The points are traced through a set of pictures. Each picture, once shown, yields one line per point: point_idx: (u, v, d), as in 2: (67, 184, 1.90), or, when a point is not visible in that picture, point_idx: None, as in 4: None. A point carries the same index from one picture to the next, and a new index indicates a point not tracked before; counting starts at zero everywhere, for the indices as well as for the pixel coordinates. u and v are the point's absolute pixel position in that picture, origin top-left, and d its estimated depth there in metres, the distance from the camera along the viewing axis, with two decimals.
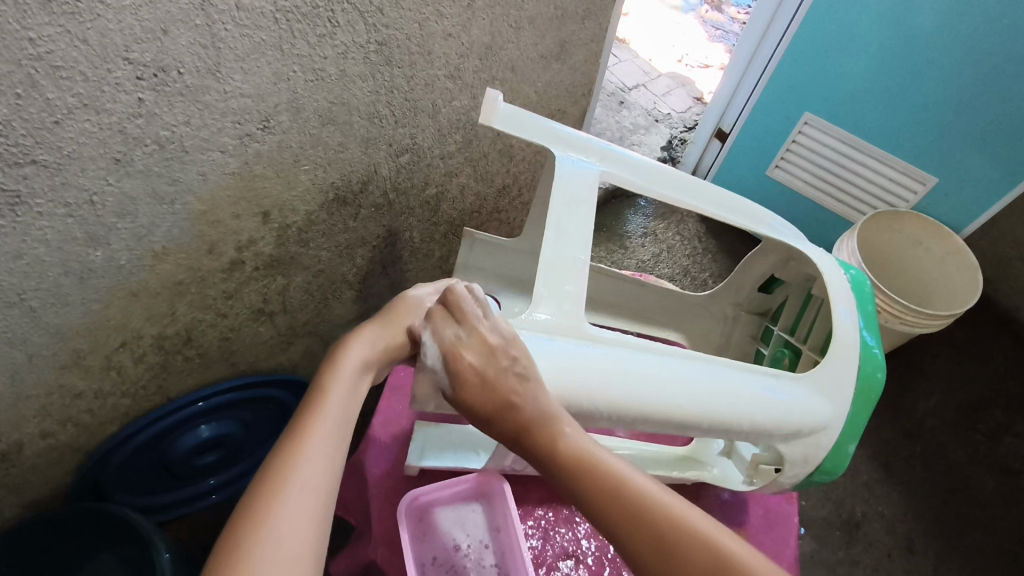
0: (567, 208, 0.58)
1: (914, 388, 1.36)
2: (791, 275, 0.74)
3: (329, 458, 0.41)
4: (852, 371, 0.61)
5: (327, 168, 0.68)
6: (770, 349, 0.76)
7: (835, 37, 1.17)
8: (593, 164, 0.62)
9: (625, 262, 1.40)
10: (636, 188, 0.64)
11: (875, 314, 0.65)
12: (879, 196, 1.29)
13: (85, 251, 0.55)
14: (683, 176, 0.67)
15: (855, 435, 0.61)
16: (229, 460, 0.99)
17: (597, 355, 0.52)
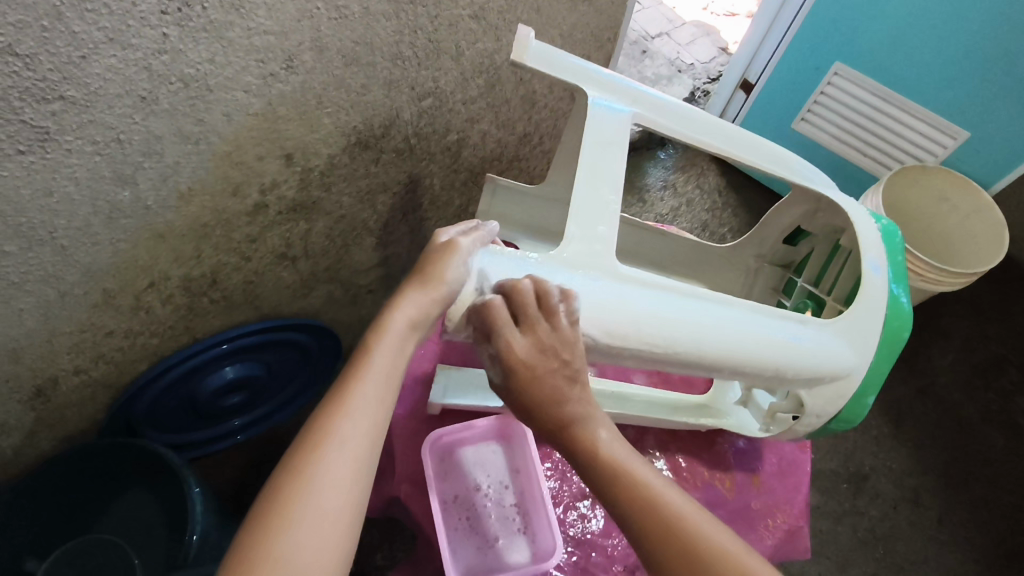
0: (597, 153, 0.57)
1: (932, 345, 1.35)
2: (818, 227, 0.73)
3: (372, 416, 0.43)
4: (881, 324, 0.61)
5: (350, 111, 0.68)
6: (794, 301, 0.75)
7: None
8: (625, 107, 0.61)
9: (643, 215, 1.39)
10: (667, 132, 0.62)
11: (906, 267, 0.64)
12: (907, 150, 1.25)
13: (114, 190, 0.56)
14: (718, 122, 0.66)
15: (875, 387, 0.61)
16: (255, 401, 1.02)
17: (618, 294, 0.52)
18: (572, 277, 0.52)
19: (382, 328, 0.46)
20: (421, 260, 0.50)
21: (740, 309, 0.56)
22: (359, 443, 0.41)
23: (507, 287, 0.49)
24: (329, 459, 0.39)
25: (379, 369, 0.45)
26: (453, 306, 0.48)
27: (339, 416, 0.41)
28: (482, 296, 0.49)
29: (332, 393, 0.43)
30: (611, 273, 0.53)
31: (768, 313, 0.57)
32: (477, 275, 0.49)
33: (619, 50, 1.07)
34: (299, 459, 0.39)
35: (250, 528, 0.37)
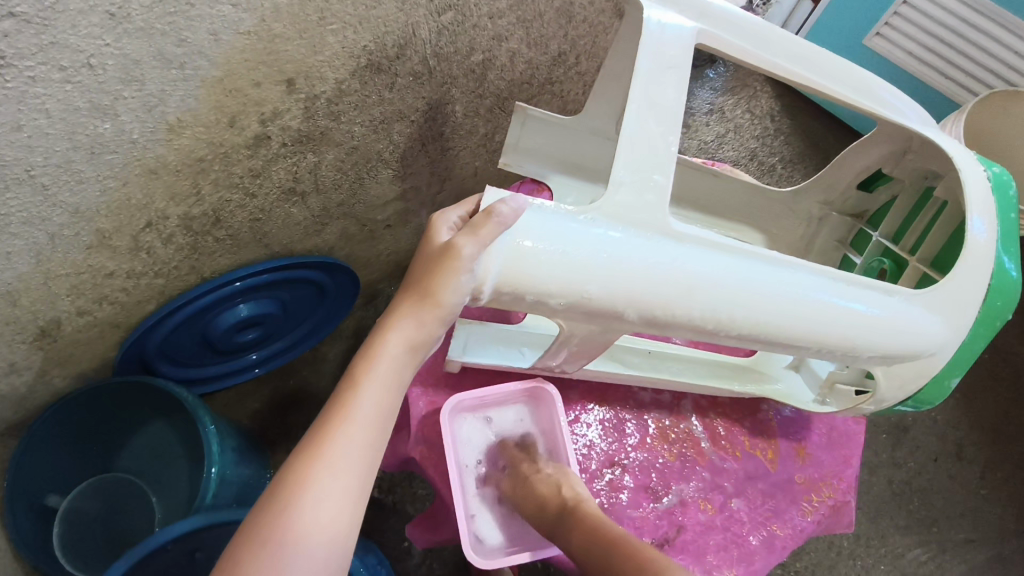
0: (651, 84, 0.48)
1: None
2: (905, 171, 0.63)
3: (353, 458, 0.42)
4: (980, 296, 0.53)
5: (358, 28, 0.58)
6: (864, 259, 0.67)
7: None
8: (689, 22, 0.50)
9: (687, 143, 1.28)
10: (737, 55, 0.52)
11: (1017, 227, 0.55)
12: (997, 70, 1.10)
13: (92, 123, 0.49)
14: (800, 43, 0.55)
15: (961, 368, 0.54)
16: (271, 336, 0.98)
17: (673, 257, 0.45)
18: (614, 234, 0.44)
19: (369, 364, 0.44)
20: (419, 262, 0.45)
21: (815, 282, 0.48)
22: (334, 498, 0.41)
23: (543, 246, 0.42)
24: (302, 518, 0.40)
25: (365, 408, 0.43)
26: (473, 275, 0.42)
27: (317, 467, 0.41)
28: (511, 256, 0.42)
29: (314, 437, 0.43)
30: (667, 232, 0.46)
31: (844, 282, 0.49)
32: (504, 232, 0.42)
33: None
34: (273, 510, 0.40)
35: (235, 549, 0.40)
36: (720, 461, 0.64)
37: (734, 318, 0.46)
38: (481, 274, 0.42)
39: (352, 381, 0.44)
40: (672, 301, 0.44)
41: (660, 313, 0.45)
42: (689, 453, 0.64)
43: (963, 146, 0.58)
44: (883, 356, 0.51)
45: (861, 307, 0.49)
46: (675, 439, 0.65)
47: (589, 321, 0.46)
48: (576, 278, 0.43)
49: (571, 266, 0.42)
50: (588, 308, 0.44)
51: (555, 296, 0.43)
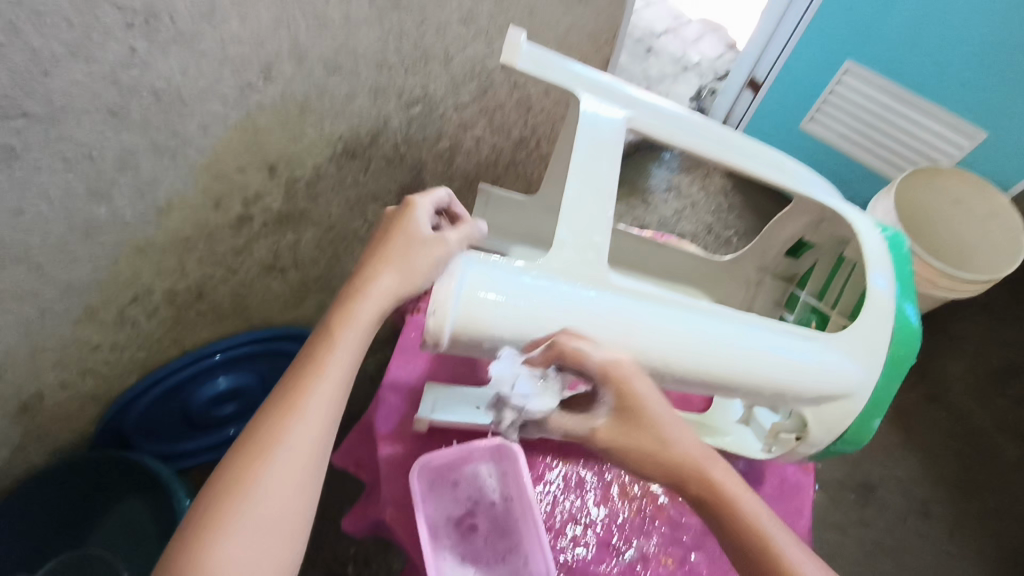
0: (589, 163, 0.55)
1: (943, 351, 1.32)
2: (822, 237, 0.71)
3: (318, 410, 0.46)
4: (887, 339, 0.58)
5: (334, 120, 0.65)
6: (796, 315, 0.72)
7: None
8: (621, 111, 0.58)
9: (647, 218, 1.38)
10: (664, 138, 0.60)
11: (914, 279, 0.61)
12: (922, 149, 1.21)
13: (88, 207, 0.54)
14: (720, 129, 0.63)
15: (881, 411, 0.58)
16: (248, 410, 1.00)
17: (610, 308, 0.50)
18: (549, 284, 0.50)
19: (337, 331, 0.48)
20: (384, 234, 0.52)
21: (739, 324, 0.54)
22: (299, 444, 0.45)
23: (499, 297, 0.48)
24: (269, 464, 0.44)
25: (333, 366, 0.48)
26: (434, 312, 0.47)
27: (285, 418, 0.45)
28: (466, 308, 0.47)
29: (282, 392, 0.47)
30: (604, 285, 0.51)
31: (765, 328, 0.55)
32: (460, 278, 0.48)
33: (619, 54, 0.92)
34: (243, 456, 0.44)
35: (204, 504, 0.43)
36: (679, 516, 0.67)
37: (665, 361, 0.50)
38: (437, 316, 0.47)
39: (321, 344, 0.48)
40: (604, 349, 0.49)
41: (593, 358, 0.49)
42: (648, 508, 0.67)
43: (865, 214, 0.65)
44: (803, 396, 0.55)
45: (781, 348, 0.54)
46: (635, 495, 0.67)
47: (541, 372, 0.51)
48: (519, 326, 0.48)
49: (519, 314, 0.48)
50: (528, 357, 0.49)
51: (499, 344, 0.48)
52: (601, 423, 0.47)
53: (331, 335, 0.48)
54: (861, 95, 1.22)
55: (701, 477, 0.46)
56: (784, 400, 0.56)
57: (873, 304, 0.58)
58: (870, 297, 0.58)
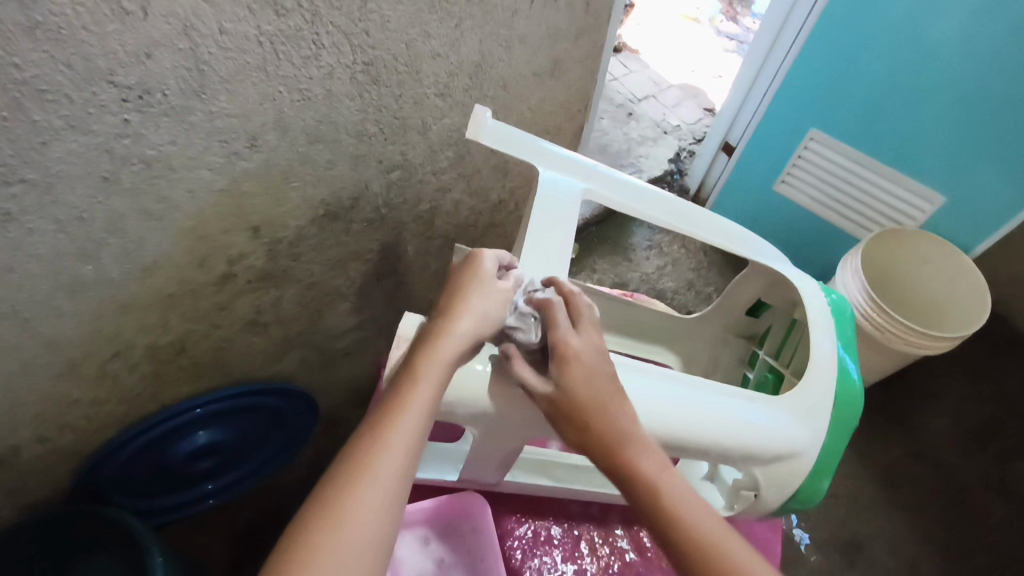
0: (545, 231, 0.59)
1: (923, 407, 1.33)
2: (778, 300, 0.76)
3: (410, 444, 0.42)
4: (830, 401, 0.61)
5: (316, 185, 0.69)
6: (756, 372, 0.76)
7: (858, 52, 1.13)
8: (579, 182, 0.63)
9: (629, 275, 1.42)
10: (618, 207, 0.64)
11: (857, 345, 0.67)
12: (887, 213, 1.25)
13: (76, 265, 0.57)
14: (674, 200, 0.68)
15: (829, 472, 0.60)
16: (228, 465, 1.00)
17: None
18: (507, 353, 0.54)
19: (419, 366, 0.45)
20: (456, 280, 0.52)
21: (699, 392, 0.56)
22: (395, 479, 0.41)
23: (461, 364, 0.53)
24: (367, 500, 0.39)
25: (422, 395, 0.44)
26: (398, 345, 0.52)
27: (377, 449, 0.41)
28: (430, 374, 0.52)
29: (371, 424, 0.43)
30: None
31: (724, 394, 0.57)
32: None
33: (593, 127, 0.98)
34: (330, 499, 0.39)
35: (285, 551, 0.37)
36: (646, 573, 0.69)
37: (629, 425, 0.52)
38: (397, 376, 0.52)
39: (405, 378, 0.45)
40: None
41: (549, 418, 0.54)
42: (616, 565, 0.69)
43: (814, 284, 0.70)
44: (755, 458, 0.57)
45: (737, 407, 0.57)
46: (602, 552, 0.70)
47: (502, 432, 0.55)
48: (478, 390, 0.52)
49: (480, 379, 0.53)
50: (486, 417, 0.54)
51: (460, 406, 0.52)
52: (544, 386, 0.49)
53: (413, 369, 0.45)
54: (826, 160, 1.28)
55: (633, 460, 0.47)
56: (737, 463, 0.57)
57: (813, 367, 0.62)
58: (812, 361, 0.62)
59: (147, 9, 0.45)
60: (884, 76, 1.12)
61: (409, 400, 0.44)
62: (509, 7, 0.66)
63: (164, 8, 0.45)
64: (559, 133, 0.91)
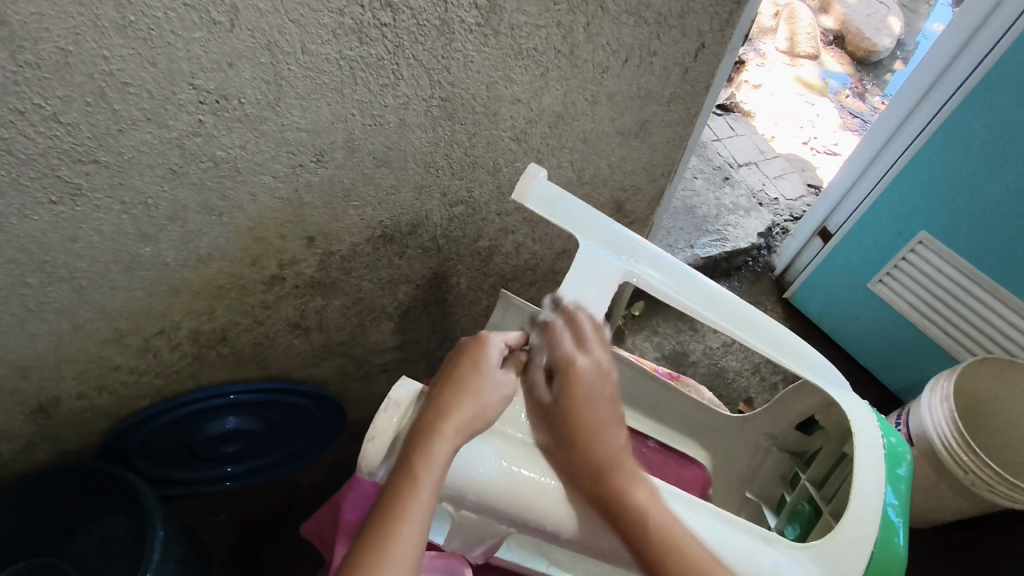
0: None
1: (1001, 564, 1.17)
2: (832, 422, 0.70)
3: (425, 513, 0.45)
4: (869, 565, 0.54)
5: (377, 207, 0.69)
6: (794, 496, 0.71)
7: (985, 161, 1.02)
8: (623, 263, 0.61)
9: (692, 345, 1.35)
10: (662, 296, 0.62)
11: (908, 496, 0.60)
12: (994, 338, 1.12)
13: (135, 245, 0.59)
14: (724, 294, 0.64)
15: None
16: (250, 453, 1.01)
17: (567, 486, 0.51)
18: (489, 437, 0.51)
19: (429, 448, 0.46)
20: (459, 365, 0.53)
21: (693, 508, 0.53)
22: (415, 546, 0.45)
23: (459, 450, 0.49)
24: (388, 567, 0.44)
25: (433, 469, 0.46)
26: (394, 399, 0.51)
27: (398, 524, 0.45)
28: None
29: (390, 496, 0.46)
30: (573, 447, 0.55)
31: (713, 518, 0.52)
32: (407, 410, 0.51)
33: (666, 205, 0.93)
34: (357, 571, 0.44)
35: None
36: None
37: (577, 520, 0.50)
38: (377, 442, 0.49)
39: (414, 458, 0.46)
40: (543, 508, 0.50)
41: (528, 516, 0.50)
42: None
43: (872, 415, 0.65)
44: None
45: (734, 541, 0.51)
46: None
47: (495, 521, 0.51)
48: (473, 481, 0.49)
49: (476, 471, 0.49)
50: (466, 504, 0.50)
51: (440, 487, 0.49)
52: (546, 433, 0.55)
53: (424, 449, 0.46)
54: (930, 267, 1.17)
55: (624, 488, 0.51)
56: None
57: (851, 519, 0.56)
58: (850, 514, 0.56)
59: (234, 21, 0.46)
60: (1016, 191, 1.00)
61: (416, 480, 0.45)
62: (601, 63, 0.64)
63: (250, 23, 0.47)
64: (638, 192, 0.87)
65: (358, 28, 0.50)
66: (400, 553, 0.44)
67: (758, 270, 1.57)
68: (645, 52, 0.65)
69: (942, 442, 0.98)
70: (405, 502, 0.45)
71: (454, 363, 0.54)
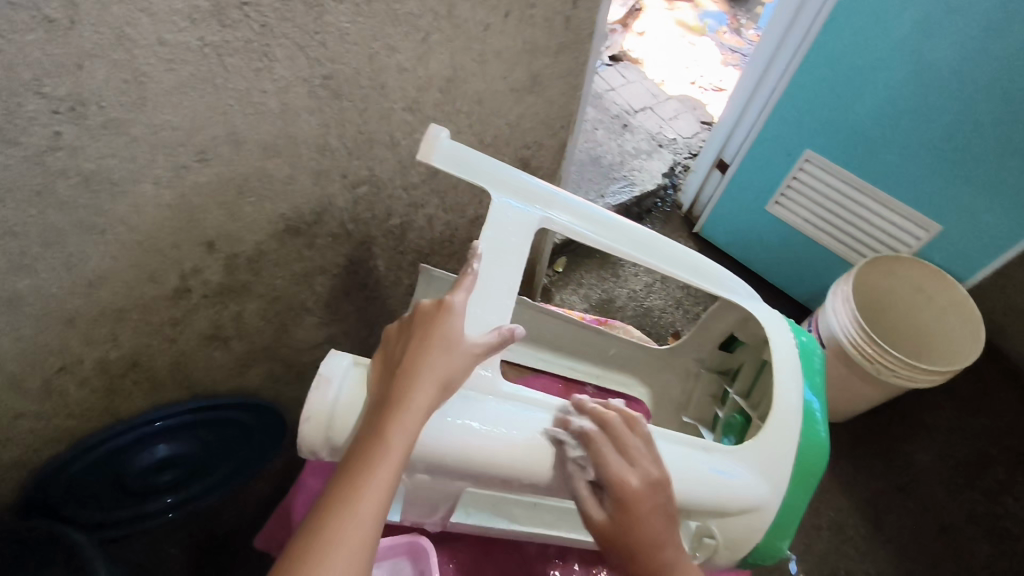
0: (494, 251, 0.57)
1: (911, 438, 1.30)
2: (750, 335, 0.75)
3: (397, 470, 0.45)
4: (797, 461, 0.59)
5: (276, 200, 0.66)
6: (725, 411, 0.76)
7: (856, 71, 1.09)
8: (535, 210, 0.62)
9: (617, 291, 1.39)
10: (577, 238, 0.63)
11: (823, 385, 0.66)
12: (882, 239, 1.23)
13: (11, 280, 0.54)
14: (637, 229, 0.66)
15: (787, 532, 0.59)
16: (191, 478, 0.97)
17: (506, 418, 0.51)
18: None
19: (400, 405, 0.47)
20: (420, 329, 0.51)
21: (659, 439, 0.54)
22: (382, 502, 0.44)
23: None
24: (352, 521, 0.43)
25: (405, 430, 0.46)
26: (325, 373, 0.50)
27: (364, 476, 0.44)
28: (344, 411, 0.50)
29: (360, 448, 0.46)
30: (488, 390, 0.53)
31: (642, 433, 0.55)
32: (340, 384, 0.50)
33: (570, 154, 0.94)
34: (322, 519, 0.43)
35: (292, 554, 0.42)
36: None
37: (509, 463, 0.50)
38: (314, 422, 0.49)
39: (387, 414, 0.46)
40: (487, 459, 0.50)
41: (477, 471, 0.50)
42: None
43: (784, 319, 0.70)
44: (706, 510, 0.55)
45: (677, 451, 0.54)
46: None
47: (448, 478, 0.51)
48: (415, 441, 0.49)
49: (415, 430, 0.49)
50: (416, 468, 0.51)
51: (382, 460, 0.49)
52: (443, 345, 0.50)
53: (397, 406, 0.47)
54: (820, 182, 1.25)
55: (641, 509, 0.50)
56: (690, 515, 0.56)
57: (775, 418, 0.60)
58: (774, 412, 0.60)
59: (74, 17, 0.42)
60: (885, 99, 1.08)
61: (388, 437, 0.45)
62: (482, 21, 0.63)
63: (93, 18, 0.43)
64: (541, 148, 0.88)
65: (217, 10, 0.47)
66: (365, 508, 0.43)
67: (667, 210, 1.63)
68: (523, 5, 0.64)
69: (850, 339, 1.06)
70: (373, 468, 0.44)
71: (415, 324, 0.52)
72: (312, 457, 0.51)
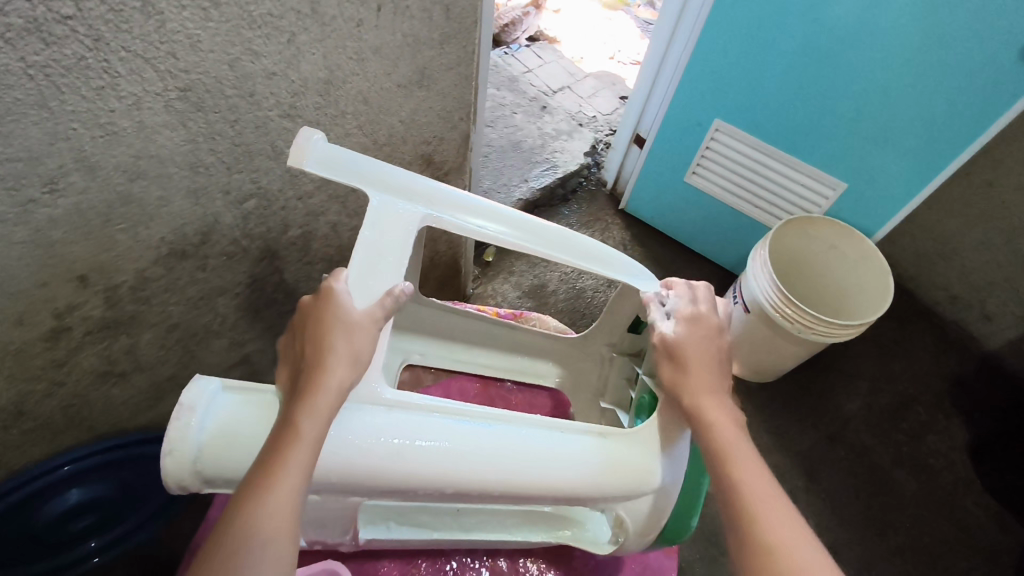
0: (374, 253, 0.55)
1: (838, 388, 1.36)
2: None
3: (310, 461, 0.45)
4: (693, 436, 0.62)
5: (150, 224, 0.61)
6: (638, 392, 0.75)
7: (753, 38, 1.10)
8: (417, 209, 0.60)
9: (548, 275, 1.38)
10: (465, 233, 0.62)
11: None
12: (794, 202, 1.26)
13: None
14: (527, 220, 0.65)
15: (693, 508, 0.62)
16: (113, 523, 0.91)
17: (406, 428, 0.50)
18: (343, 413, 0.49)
19: (311, 394, 0.47)
20: (318, 317, 0.51)
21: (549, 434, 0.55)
22: (298, 490, 0.44)
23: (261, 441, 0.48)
24: (267, 512, 0.43)
25: (315, 420, 0.46)
26: (188, 402, 0.47)
27: (274, 469, 0.44)
28: (215, 444, 0.47)
29: (272, 442, 0.45)
30: (372, 400, 0.51)
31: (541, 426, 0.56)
32: (204, 412, 0.47)
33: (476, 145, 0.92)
34: (235, 514, 0.43)
35: (211, 545, 0.43)
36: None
37: (410, 477, 0.49)
38: (177, 456, 0.46)
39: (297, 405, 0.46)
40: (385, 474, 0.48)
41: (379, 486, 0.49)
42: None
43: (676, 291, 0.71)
44: (612, 496, 0.56)
45: (574, 441, 0.55)
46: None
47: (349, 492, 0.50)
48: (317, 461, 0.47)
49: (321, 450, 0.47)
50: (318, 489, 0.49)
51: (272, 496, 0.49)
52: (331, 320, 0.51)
53: (308, 396, 0.47)
54: (731, 151, 1.27)
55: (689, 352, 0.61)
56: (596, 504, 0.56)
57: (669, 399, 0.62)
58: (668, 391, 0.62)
59: None
60: (784, 64, 1.09)
61: (297, 429, 0.45)
62: (352, 17, 0.59)
63: None
64: (442, 142, 0.86)
65: (34, 26, 0.42)
66: (278, 500, 0.43)
67: (593, 188, 1.63)
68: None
69: (772, 304, 1.09)
70: (284, 458, 0.44)
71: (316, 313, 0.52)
72: (183, 492, 0.48)
